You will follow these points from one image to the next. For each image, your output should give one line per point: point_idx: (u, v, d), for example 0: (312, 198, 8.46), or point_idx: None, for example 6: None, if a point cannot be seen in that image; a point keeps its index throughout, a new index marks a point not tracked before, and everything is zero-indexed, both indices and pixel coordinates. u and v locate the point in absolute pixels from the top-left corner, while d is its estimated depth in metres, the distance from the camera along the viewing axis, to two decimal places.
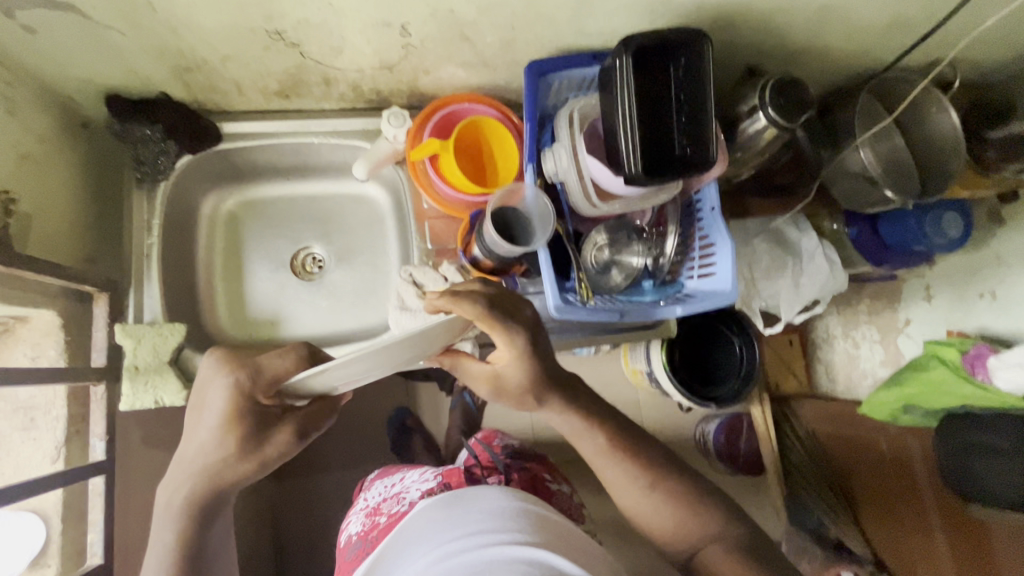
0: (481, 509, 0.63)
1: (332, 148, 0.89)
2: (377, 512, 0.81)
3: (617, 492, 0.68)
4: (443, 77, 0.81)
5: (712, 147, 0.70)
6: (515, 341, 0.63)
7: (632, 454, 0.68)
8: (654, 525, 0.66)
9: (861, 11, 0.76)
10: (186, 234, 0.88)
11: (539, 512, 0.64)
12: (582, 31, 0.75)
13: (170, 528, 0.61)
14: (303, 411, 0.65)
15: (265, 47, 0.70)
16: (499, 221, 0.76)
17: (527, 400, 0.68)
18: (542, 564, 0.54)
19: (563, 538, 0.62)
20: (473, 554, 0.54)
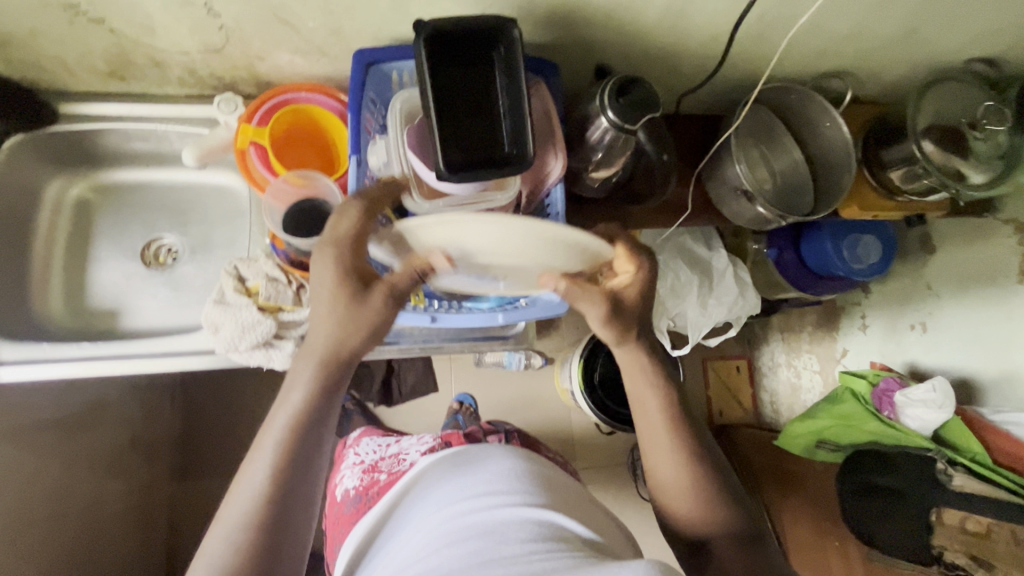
0: (490, 469, 0.70)
1: (179, 135, 0.86)
2: (375, 470, 0.91)
3: (650, 450, 0.67)
4: (282, 65, 0.78)
5: (529, 144, 0.66)
6: (638, 258, 0.64)
7: (677, 415, 0.68)
8: (669, 490, 0.66)
9: (713, 10, 0.72)
10: (21, 213, 0.85)
11: (535, 473, 0.72)
12: (411, 21, 0.71)
13: (299, 394, 0.58)
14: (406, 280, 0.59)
15: (69, 22, 0.68)
16: (301, 212, 0.74)
17: (630, 330, 0.66)
18: (554, 523, 0.62)
19: (571, 501, 0.70)
20: (479, 516, 0.62)
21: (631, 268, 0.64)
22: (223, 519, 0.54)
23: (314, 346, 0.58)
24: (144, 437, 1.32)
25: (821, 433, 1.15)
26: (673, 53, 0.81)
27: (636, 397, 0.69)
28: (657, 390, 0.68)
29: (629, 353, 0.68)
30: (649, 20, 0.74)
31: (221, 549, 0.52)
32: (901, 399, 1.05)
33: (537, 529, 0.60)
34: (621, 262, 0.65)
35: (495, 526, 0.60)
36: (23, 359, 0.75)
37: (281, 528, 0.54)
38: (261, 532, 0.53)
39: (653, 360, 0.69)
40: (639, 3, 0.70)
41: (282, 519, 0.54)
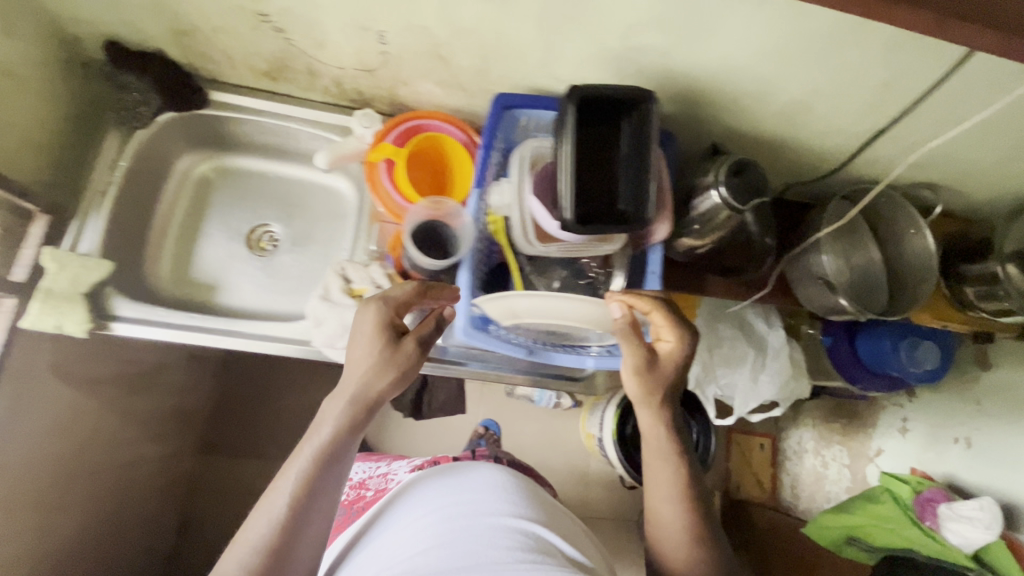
0: (479, 480, 0.78)
1: (310, 136, 0.93)
2: (363, 486, 0.97)
3: (657, 512, 0.71)
4: (420, 92, 0.85)
5: (650, 208, 0.70)
6: (677, 331, 0.72)
7: (690, 489, 0.70)
8: (670, 553, 0.70)
9: (831, 114, 0.77)
10: (155, 183, 0.92)
11: (519, 490, 0.78)
12: (551, 75, 0.78)
13: (326, 431, 0.62)
14: (430, 331, 0.69)
15: (252, 26, 0.74)
16: (422, 233, 0.78)
17: (657, 395, 0.72)
18: (538, 537, 0.68)
19: (565, 525, 0.77)
20: (470, 522, 0.68)
21: (672, 336, 0.72)
22: (244, 534, 0.58)
23: (346, 389, 0.64)
24: (183, 404, 1.36)
25: (854, 529, 1.16)
26: (782, 145, 0.86)
27: (651, 459, 0.72)
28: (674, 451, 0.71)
29: (650, 415, 0.72)
30: (769, 113, 0.79)
31: (234, 569, 0.56)
32: (943, 511, 1.05)
33: (522, 540, 0.66)
34: (664, 330, 0.72)
35: (483, 532, 0.66)
36: (136, 318, 0.78)
37: (284, 557, 0.58)
38: (264, 559, 0.56)
39: (670, 429, 0.72)
40: (764, 93, 0.75)
41: (284, 550, 0.58)
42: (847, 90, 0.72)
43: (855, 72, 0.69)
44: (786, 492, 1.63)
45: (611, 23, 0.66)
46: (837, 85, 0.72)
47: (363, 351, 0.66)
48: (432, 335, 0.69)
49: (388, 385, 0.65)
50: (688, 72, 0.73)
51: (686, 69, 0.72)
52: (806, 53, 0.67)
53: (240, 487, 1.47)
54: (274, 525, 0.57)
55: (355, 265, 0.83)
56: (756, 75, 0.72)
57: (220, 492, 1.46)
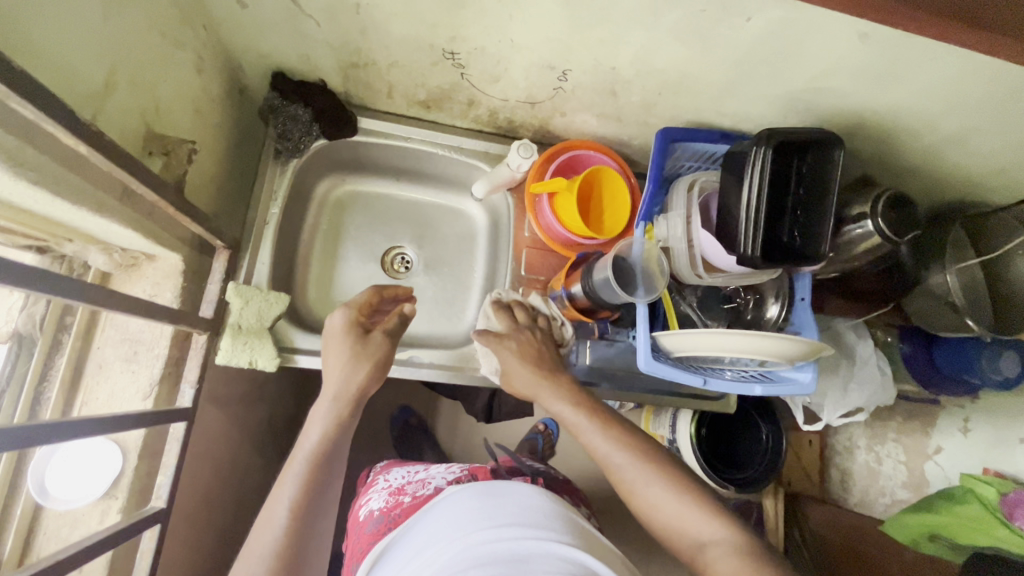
0: (516, 502, 0.71)
1: (451, 161, 0.94)
2: (400, 493, 0.90)
3: (618, 484, 0.70)
4: (575, 121, 0.87)
5: (825, 244, 0.73)
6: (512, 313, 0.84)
7: (618, 433, 0.72)
8: (651, 513, 0.67)
9: (981, 149, 0.80)
10: (299, 209, 0.92)
11: (561, 514, 0.71)
12: (718, 110, 0.80)
13: (316, 431, 0.68)
14: (394, 324, 0.78)
15: (433, 62, 0.75)
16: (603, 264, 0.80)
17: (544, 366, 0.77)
18: (584, 566, 0.62)
19: (595, 540, 0.70)
20: (506, 545, 0.62)
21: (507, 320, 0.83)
22: (250, 547, 0.61)
23: (329, 392, 0.71)
24: (278, 417, 1.37)
25: (934, 527, 1.15)
26: (918, 175, 0.89)
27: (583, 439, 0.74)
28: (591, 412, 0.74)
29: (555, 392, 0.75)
30: (918, 147, 0.82)
31: None
32: None
33: (566, 568, 0.61)
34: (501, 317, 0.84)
35: (522, 556, 0.61)
36: (312, 349, 0.79)
37: (299, 560, 0.61)
38: (279, 564, 0.60)
39: (583, 402, 0.74)
40: (924, 129, 0.78)
41: (298, 551, 0.61)
42: (1009, 130, 0.75)
43: (1022, 116, 0.72)
44: (836, 484, 1.58)
45: (805, 69, 0.68)
46: (999, 125, 0.75)
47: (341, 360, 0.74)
48: (397, 330, 0.78)
49: (371, 381, 0.73)
50: (858, 110, 0.76)
51: (857, 108, 0.75)
52: (983, 99, 0.70)
53: None
54: (281, 532, 0.61)
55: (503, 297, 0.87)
56: (922, 114, 0.75)
57: None
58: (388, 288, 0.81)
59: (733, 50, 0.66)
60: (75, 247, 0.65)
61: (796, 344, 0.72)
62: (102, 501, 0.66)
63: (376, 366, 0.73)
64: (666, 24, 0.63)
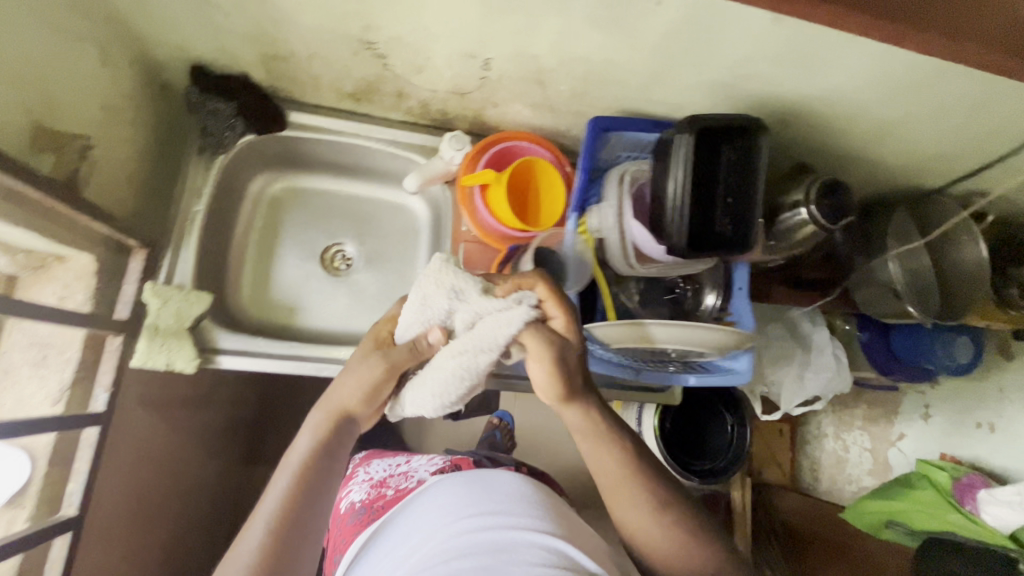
0: (499, 490, 0.69)
1: (388, 155, 0.92)
2: (383, 486, 0.88)
3: (616, 505, 0.64)
4: (508, 112, 0.85)
5: (754, 233, 0.72)
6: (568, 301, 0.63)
7: (635, 463, 0.64)
8: (648, 544, 0.63)
9: (915, 135, 0.80)
10: (230, 206, 0.90)
11: (546, 500, 0.70)
12: (648, 98, 0.78)
13: (304, 442, 0.60)
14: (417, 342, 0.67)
15: (353, 53, 0.73)
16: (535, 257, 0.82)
17: (574, 384, 0.63)
18: (565, 552, 0.60)
19: (575, 530, 0.67)
20: (488, 534, 0.60)
21: (559, 311, 0.63)
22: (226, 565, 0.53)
23: (332, 403, 0.63)
24: (234, 419, 1.34)
25: (893, 514, 1.17)
26: (856, 163, 0.89)
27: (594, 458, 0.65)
28: (612, 436, 0.65)
29: (577, 411, 0.65)
30: (853, 134, 0.81)
31: None
32: (984, 496, 1.06)
33: (545, 555, 0.58)
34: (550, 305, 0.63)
35: (505, 545, 0.58)
36: (237, 350, 0.77)
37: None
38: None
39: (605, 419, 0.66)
40: (856, 115, 0.77)
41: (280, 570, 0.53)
42: (940, 115, 0.74)
43: (949, 101, 0.71)
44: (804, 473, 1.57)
45: (727, 55, 0.67)
46: (930, 111, 0.74)
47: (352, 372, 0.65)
48: (419, 350, 0.68)
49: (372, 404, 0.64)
50: (787, 97, 0.75)
51: (786, 94, 0.74)
52: (909, 83, 0.69)
53: None
54: (261, 543, 0.53)
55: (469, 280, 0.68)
56: (852, 101, 0.74)
57: None
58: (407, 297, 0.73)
59: (652, 36, 0.65)
60: None
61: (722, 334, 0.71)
62: (7, 511, 0.64)
63: (378, 383, 0.64)
64: (578, 10, 0.61)
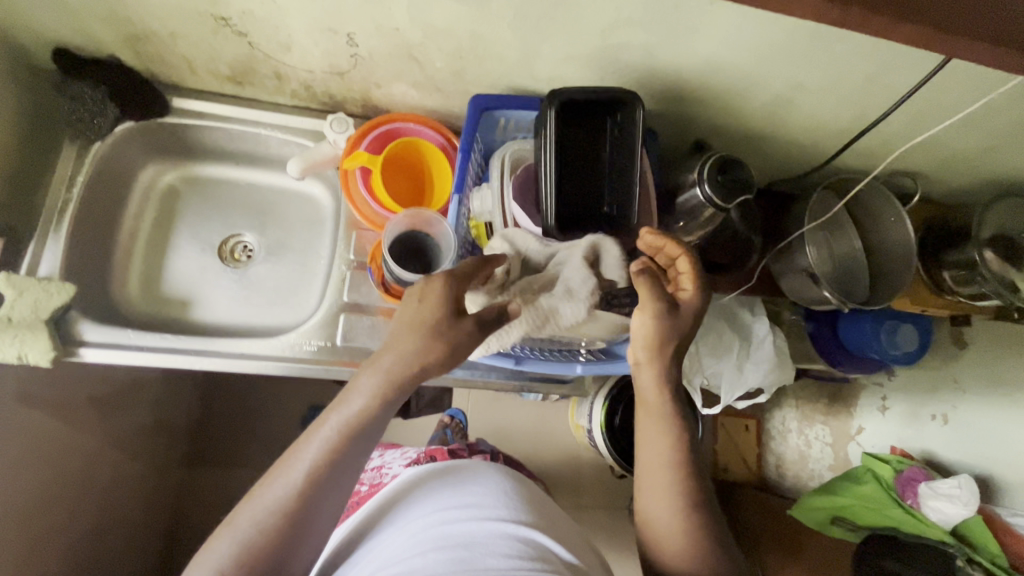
0: (480, 479, 0.67)
1: (280, 141, 0.89)
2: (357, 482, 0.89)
3: (647, 487, 0.63)
4: (395, 93, 0.82)
5: (633, 211, 0.70)
6: (700, 281, 0.64)
7: (690, 452, 0.63)
8: (660, 534, 0.61)
9: (814, 108, 0.76)
10: (116, 196, 0.87)
11: (526, 493, 0.68)
12: (530, 74, 0.75)
13: (357, 403, 0.54)
14: (493, 311, 0.59)
15: (212, 31, 0.70)
16: (408, 245, 0.76)
17: (665, 352, 0.62)
18: (540, 545, 0.58)
19: (558, 522, 0.67)
20: (466, 527, 0.58)
21: (692, 287, 0.64)
22: (247, 508, 0.51)
23: (393, 369, 0.55)
24: (167, 419, 1.30)
25: (837, 510, 1.11)
26: (764, 141, 0.85)
27: (650, 429, 0.63)
28: (674, 424, 0.62)
29: (652, 376, 0.63)
30: (750, 109, 0.78)
31: (228, 550, 0.49)
32: (924, 491, 1.00)
33: (521, 547, 0.56)
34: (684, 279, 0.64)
35: (480, 538, 0.56)
36: (106, 343, 0.75)
37: (298, 539, 0.51)
38: (274, 536, 0.50)
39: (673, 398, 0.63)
40: (748, 88, 0.73)
41: (296, 533, 0.51)
42: (833, 85, 0.70)
43: (836, 68, 0.67)
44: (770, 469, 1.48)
45: (590, 23, 0.64)
46: (821, 80, 0.70)
47: (418, 328, 0.56)
48: (493, 318, 0.59)
49: (432, 373, 0.57)
50: (669, 69, 0.71)
51: (667, 66, 0.71)
52: (788, 50, 0.65)
53: (226, 498, 1.41)
54: (281, 509, 0.50)
55: (494, 289, 0.66)
56: (737, 71, 0.70)
57: (211, 506, 1.40)
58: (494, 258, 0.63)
59: (505, 3, 0.61)
60: None
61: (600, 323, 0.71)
62: None
63: (445, 359, 0.56)
64: None
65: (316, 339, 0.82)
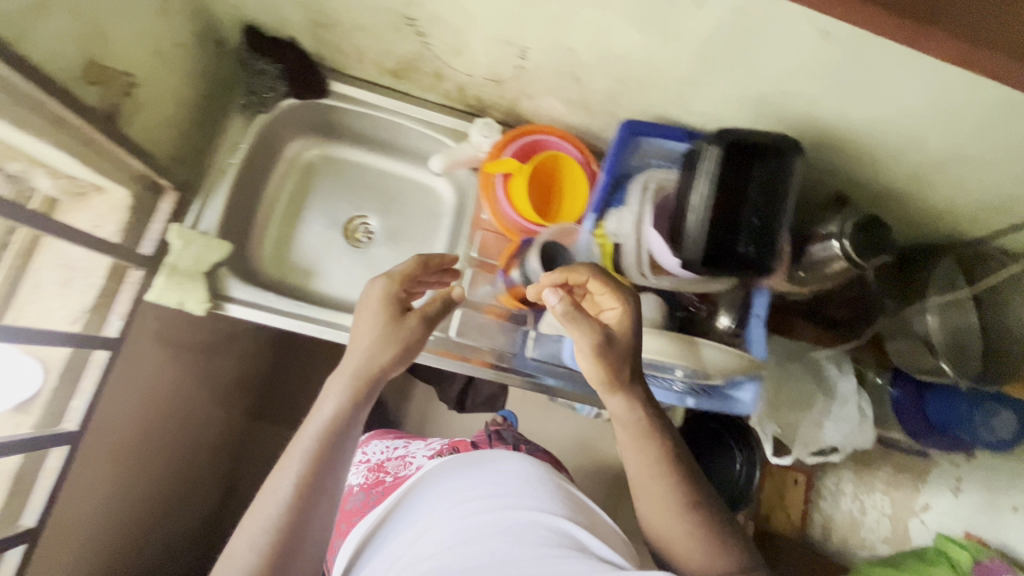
0: (504, 474, 0.69)
1: (420, 136, 0.94)
2: (381, 470, 0.86)
3: (647, 498, 0.65)
4: (542, 106, 0.85)
5: (775, 258, 0.70)
6: (622, 293, 0.65)
7: (676, 457, 0.65)
8: (671, 538, 0.63)
9: (969, 181, 0.74)
10: (265, 166, 0.94)
11: (553, 487, 0.69)
12: (684, 107, 0.77)
13: (329, 406, 0.58)
14: (439, 305, 0.65)
15: (395, 28, 0.75)
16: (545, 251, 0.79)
17: (621, 375, 0.63)
18: (572, 535, 0.60)
19: (595, 522, 0.67)
20: (493, 517, 0.60)
21: (616, 302, 0.66)
22: (245, 532, 0.53)
23: (354, 368, 0.60)
24: (248, 374, 1.37)
25: None
26: (902, 203, 0.83)
27: (634, 447, 0.65)
28: (653, 434, 0.65)
29: (619, 399, 0.64)
30: (899, 171, 0.77)
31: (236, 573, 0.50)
32: None
33: (552, 536, 0.58)
34: (607, 296, 0.66)
35: (511, 528, 0.59)
36: (247, 301, 0.80)
37: (297, 545, 0.53)
38: (277, 545, 0.52)
39: (646, 411, 0.65)
40: (905, 150, 0.72)
41: (297, 540, 0.53)
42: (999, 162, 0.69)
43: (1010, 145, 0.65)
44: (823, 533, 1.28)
45: (767, 68, 0.64)
46: (987, 156, 0.68)
47: (375, 331, 0.62)
48: (439, 313, 0.66)
49: (396, 362, 0.62)
50: (830, 122, 0.71)
51: (828, 119, 0.71)
52: (965, 123, 0.64)
53: None
54: (278, 523, 0.52)
55: None
56: (899, 133, 0.69)
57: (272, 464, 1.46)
58: (433, 258, 0.70)
59: (690, 40, 0.63)
60: (19, 167, 0.66)
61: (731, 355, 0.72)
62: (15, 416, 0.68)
63: (404, 351, 0.63)
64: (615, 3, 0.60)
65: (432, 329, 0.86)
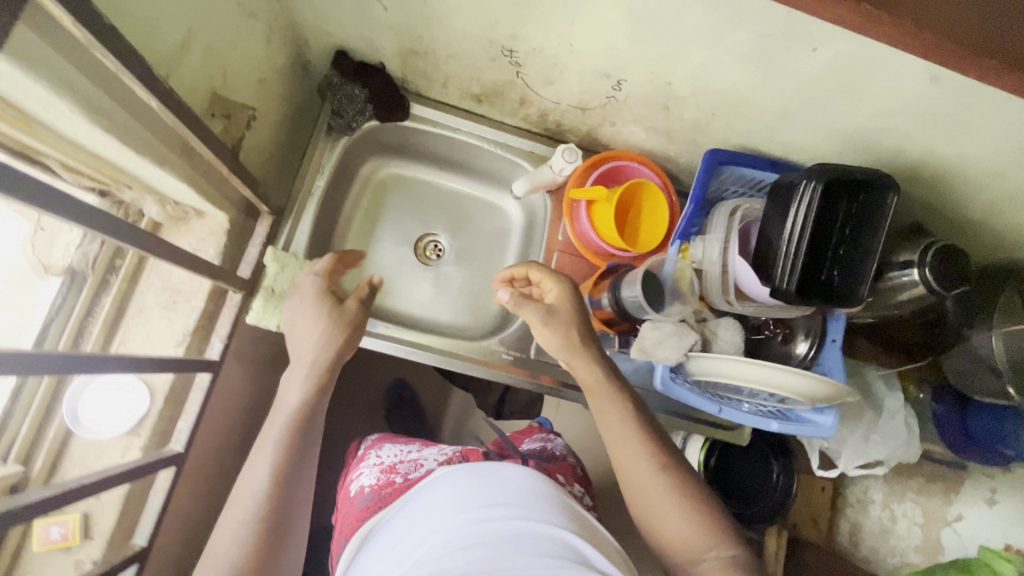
0: (509, 482, 0.59)
1: (496, 157, 0.95)
2: (394, 471, 0.76)
3: (628, 480, 0.65)
4: (624, 132, 0.86)
5: (865, 287, 0.71)
6: (559, 278, 0.73)
7: (644, 430, 0.66)
8: (656, 518, 0.62)
9: None
10: (342, 185, 0.95)
11: (561, 497, 0.60)
12: (770, 137, 0.78)
13: (295, 396, 0.66)
14: (364, 290, 0.74)
15: (491, 58, 0.76)
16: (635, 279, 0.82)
17: (574, 340, 0.70)
18: (579, 555, 0.52)
19: (599, 533, 0.59)
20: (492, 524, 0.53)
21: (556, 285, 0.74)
22: (226, 522, 0.58)
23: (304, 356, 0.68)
24: None
25: None
26: (974, 230, 0.85)
27: (608, 426, 0.68)
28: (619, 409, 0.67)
29: (585, 367, 0.70)
30: (978, 201, 0.78)
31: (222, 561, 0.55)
32: None
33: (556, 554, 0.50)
34: (549, 283, 0.74)
35: (510, 537, 0.51)
36: None
37: (282, 532, 0.58)
38: (262, 532, 0.57)
39: (608, 380, 0.69)
40: (989, 183, 0.74)
41: (281, 527, 0.59)
42: None
43: None
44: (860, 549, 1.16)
45: (866, 106, 0.66)
46: None
47: (313, 321, 0.71)
48: (367, 298, 0.75)
49: (345, 349, 0.71)
50: (918, 155, 0.73)
51: (917, 153, 0.72)
52: None
53: None
54: (257, 509, 0.58)
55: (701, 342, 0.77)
56: (988, 168, 0.71)
57: None
58: (348, 254, 0.80)
59: (795, 80, 0.65)
60: (133, 195, 0.67)
61: (830, 387, 0.69)
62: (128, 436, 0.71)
63: (348, 336, 0.71)
64: (728, 46, 0.62)
65: (512, 349, 0.89)
